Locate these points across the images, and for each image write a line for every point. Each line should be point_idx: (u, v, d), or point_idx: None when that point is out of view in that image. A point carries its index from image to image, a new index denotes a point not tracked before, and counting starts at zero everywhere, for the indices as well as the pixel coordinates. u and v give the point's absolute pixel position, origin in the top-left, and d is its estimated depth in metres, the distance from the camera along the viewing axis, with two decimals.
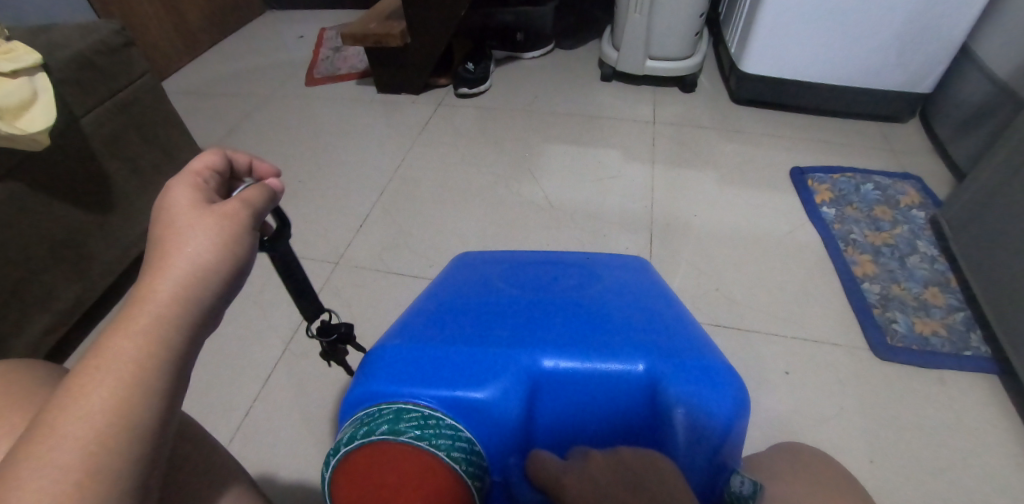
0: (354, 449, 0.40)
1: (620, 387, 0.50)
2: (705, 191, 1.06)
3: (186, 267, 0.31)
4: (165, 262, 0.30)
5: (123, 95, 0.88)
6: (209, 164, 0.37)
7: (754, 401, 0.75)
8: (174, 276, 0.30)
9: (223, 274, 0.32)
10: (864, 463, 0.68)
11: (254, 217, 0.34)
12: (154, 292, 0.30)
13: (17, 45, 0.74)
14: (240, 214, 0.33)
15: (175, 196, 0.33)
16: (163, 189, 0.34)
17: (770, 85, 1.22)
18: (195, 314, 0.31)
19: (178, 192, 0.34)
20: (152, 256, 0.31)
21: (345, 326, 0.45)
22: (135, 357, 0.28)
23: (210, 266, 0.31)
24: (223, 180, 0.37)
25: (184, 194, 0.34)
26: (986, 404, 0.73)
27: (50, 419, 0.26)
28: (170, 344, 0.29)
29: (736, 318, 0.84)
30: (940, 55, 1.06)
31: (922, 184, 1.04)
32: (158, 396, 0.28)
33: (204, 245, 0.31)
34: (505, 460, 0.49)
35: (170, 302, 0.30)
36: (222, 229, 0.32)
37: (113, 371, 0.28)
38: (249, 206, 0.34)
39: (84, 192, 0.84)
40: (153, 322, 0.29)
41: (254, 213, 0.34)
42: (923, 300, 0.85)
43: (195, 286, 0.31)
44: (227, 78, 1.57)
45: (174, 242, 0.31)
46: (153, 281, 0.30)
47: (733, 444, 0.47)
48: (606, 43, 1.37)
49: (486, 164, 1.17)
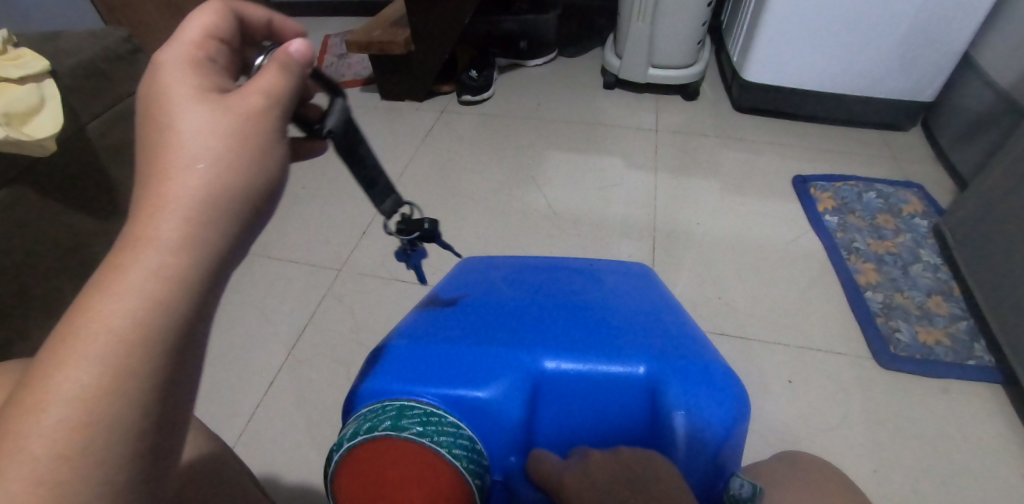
0: (357, 443, 0.40)
1: (619, 390, 0.50)
2: (708, 200, 1.06)
3: (203, 179, 0.29)
4: (181, 168, 0.29)
5: (129, 101, 0.89)
6: (210, 35, 0.34)
7: (755, 409, 0.74)
8: (209, 162, 0.30)
9: (244, 186, 0.31)
10: (867, 472, 0.68)
11: (284, 111, 0.33)
12: (170, 200, 0.29)
13: (25, 52, 0.74)
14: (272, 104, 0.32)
15: (180, 86, 0.32)
16: (182, 57, 0.33)
17: (772, 93, 1.22)
18: (234, 200, 0.30)
19: (199, 66, 0.33)
20: (162, 164, 0.30)
21: (428, 223, 0.42)
22: (153, 276, 0.27)
23: (230, 178, 0.30)
24: (229, 52, 0.35)
25: (206, 71, 0.33)
26: (989, 413, 0.73)
27: (87, 305, 0.26)
28: (210, 228, 0.29)
29: (738, 326, 0.84)
30: (941, 64, 1.06)
31: (924, 192, 1.04)
32: (178, 317, 0.27)
33: (222, 154, 0.30)
34: (506, 459, 0.50)
35: (188, 214, 0.29)
36: (241, 134, 0.31)
37: (153, 251, 0.27)
38: (270, 100, 0.32)
39: (90, 197, 0.84)
40: (171, 236, 0.28)
41: (282, 111, 0.33)
42: (926, 309, 0.85)
43: (214, 198, 0.30)
44: None
45: (189, 146, 0.30)
46: (167, 189, 0.29)
47: (732, 450, 0.47)
48: (609, 51, 1.38)
49: (488, 171, 1.17)
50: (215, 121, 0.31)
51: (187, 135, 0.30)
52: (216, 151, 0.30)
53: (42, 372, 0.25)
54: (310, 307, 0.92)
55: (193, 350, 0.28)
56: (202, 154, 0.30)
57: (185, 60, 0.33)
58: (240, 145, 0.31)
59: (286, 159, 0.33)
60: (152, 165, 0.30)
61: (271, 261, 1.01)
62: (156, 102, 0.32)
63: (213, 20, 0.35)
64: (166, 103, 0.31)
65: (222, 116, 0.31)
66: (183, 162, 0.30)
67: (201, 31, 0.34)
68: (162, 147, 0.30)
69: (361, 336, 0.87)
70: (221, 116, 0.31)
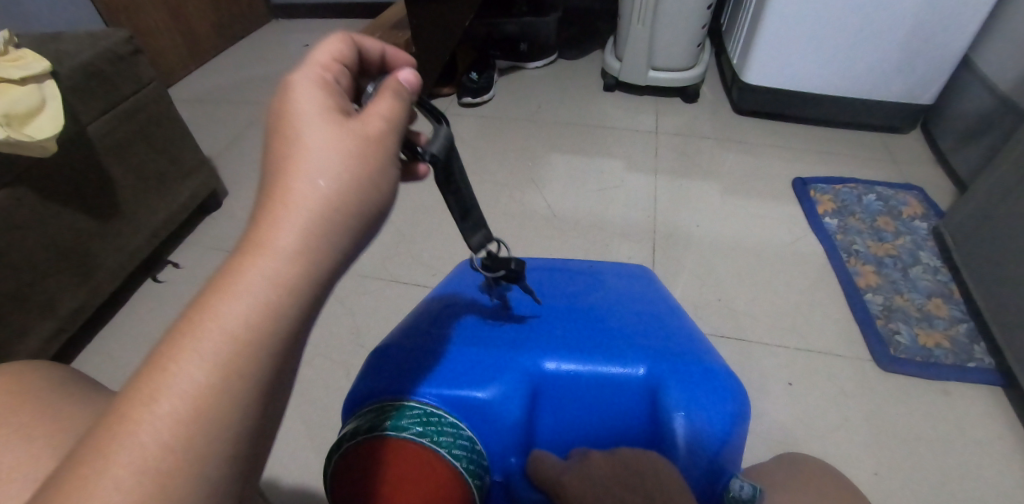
0: (357, 442, 0.41)
1: (620, 390, 0.50)
2: (708, 202, 1.07)
3: (323, 192, 0.29)
4: (302, 178, 0.29)
5: (130, 102, 0.89)
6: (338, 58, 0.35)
7: (756, 412, 0.74)
8: (327, 176, 0.29)
9: (358, 205, 0.30)
10: (867, 475, 0.68)
11: (399, 135, 0.33)
12: (289, 210, 0.28)
13: (27, 53, 0.74)
14: (391, 126, 0.32)
15: (307, 97, 0.31)
16: (302, 77, 0.33)
17: (772, 96, 1.22)
18: (346, 215, 0.29)
19: (318, 84, 0.33)
20: (285, 173, 0.29)
21: (515, 263, 0.44)
22: (267, 290, 0.26)
23: (346, 195, 0.29)
24: (347, 77, 0.36)
25: (326, 89, 0.33)
26: (990, 416, 0.72)
27: (196, 318, 0.25)
28: (324, 244, 0.28)
29: (738, 328, 0.84)
30: (940, 67, 1.06)
31: (925, 195, 1.04)
32: (282, 334, 0.26)
33: (341, 169, 0.29)
34: (506, 460, 0.50)
35: (306, 228, 0.28)
36: (362, 153, 0.30)
37: (269, 263, 0.26)
38: (389, 124, 0.32)
39: (90, 198, 0.84)
40: (288, 248, 0.27)
41: (399, 135, 0.33)
42: (926, 311, 0.85)
43: (331, 214, 0.29)
44: (233, 87, 1.59)
45: (313, 157, 0.29)
46: (287, 200, 0.28)
47: (732, 451, 0.47)
48: (609, 53, 1.39)
49: (489, 173, 1.17)
50: (335, 137, 0.30)
51: (310, 146, 0.30)
52: (338, 165, 0.29)
53: (148, 377, 0.24)
54: None
55: (289, 363, 0.27)
56: (324, 167, 0.29)
57: (313, 76, 0.33)
58: (360, 162, 0.30)
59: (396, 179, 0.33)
60: (272, 175, 0.30)
61: None
62: (276, 115, 0.32)
63: (339, 46, 0.36)
64: (290, 115, 0.31)
65: (346, 131, 0.30)
66: (305, 172, 0.29)
67: (326, 54, 0.35)
68: (285, 157, 0.30)
69: (361, 338, 0.87)
70: (344, 132, 0.30)
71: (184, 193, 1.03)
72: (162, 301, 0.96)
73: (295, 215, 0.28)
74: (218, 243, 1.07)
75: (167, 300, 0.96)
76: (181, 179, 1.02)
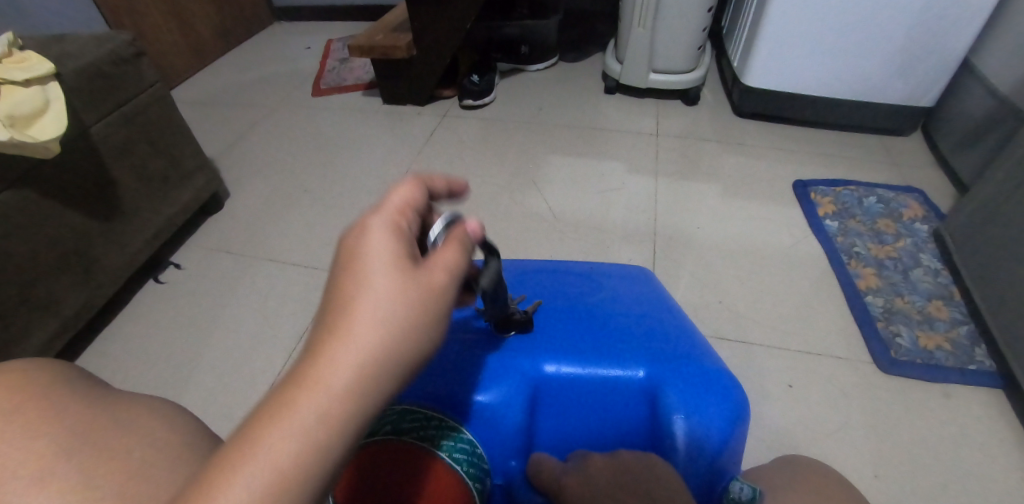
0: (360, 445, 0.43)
1: (619, 393, 0.51)
2: (708, 204, 1.07)
3: (382, 341, 0.28)
4: (364, 324, 0.28)
5: (133, 103, 0.89)
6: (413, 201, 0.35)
7: (757, 414, 0.74)
8: (378, 330, 0.28)
9: (408, 358, 0.29)
10: (868, 477, 0.68)
11: (455, 290, 0.33)
12: (345, 357, 0.27)
13: (31, 55, 0.75)
14: (450, 282, 0.32)
15: (379, 237, 0.31)
16: (373, 217, 0.33)
17: (773, 98, 1.22)
18: (390, 373, 0.28)
19: (386, 226, 0.32)
20: (346, 313, 0.29)
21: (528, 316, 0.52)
22: (311, 439, 0.25)
23: (402, 343, 0.29)
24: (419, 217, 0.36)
25: (393, 231, 0.32)
26: (990, 418, 0.72)
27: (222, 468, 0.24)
28: (363, 401, 0.27)
29: (738, 330, 0.84)
30: (942, 70, 1.06)
31: (926, 197, 1.04)
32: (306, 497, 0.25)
33: (402, 321, 0.29)
34: (506, 463, 0.50)
35: (359, 378, 0.27)
36: (419, 307, 0.30)
37: (306, 416, 0.25)
38: (451, 278, 0.33)
39: (93, 199, 0.84)
40: (337, 396, 0.26)
41: (455, 290, 0.33)
42: (927, 313, 0.85)
43: (385, 366, 0.28)
44: (235, 89, 1.59)
45: (369, 307, 0.29)
46: (345, 339, 0.28)
47: (731, 453, 0.47)
48: (610, 56, 1.39)
49: (490, 175, 1.18)
50: (394, 289, 0.30)
51: (377, 290, 0.29)
52: (400, 315, 0.29)
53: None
54: (311, 309, 0.92)
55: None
56: (387, 316, 0.29)
57: (388, 215, 0.33)
58: (421, 316, 0.30)
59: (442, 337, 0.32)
60: (330, 308, 0.29)
61: (272, 264, 1.01)
62: (340, 253, 0.31)
63: (416, 187, 0.36)
64: (359, 252, 0.31)
65: (412, 280, 0.31)
66: (368, 316, 0.28)
67: (403, 193, 0.35)
68: (348, 293, 0.29)
69: None
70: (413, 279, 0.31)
71: (186, 194, 1.03)
72: (164, 301, 0.96)
73: (351, 363, 0.27)
74: (220, 245, 1.07)
75: (169, 301, 0.96)
76: (182, 180, 1.02)
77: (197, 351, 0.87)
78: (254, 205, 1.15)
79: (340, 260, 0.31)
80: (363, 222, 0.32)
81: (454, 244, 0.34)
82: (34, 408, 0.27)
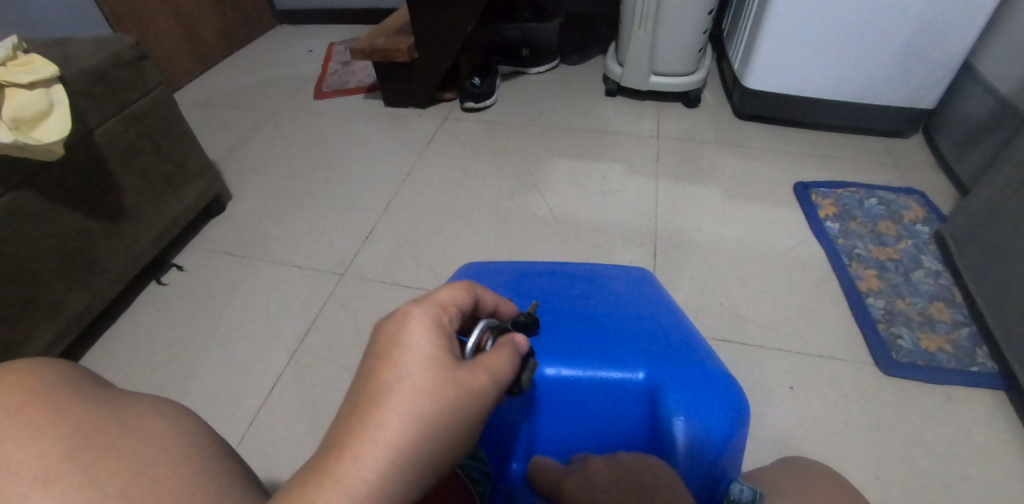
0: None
1: (619, 395, 0.51)
2: (709, 206, 1.07)
3: (408, 435, 0.27)
4: (394, 415, 0.28)
5: (136, 106, 0.90)
6: (457, 304, 0.36)
7: (759, 416, 0.74)
8: (410, 424, 0.28)
9: (431, 461, 0.28)
10: (870, 480, 0.67)
11: (490, 397, 0.33)
12: (374, 445, 0.26)
13: (35, 58, 0.75)
14: (486, 389, 0.32)
15: (421, 331, 0.32)
16: (419, 310, 0.34)
17: (774, 100, 1.22)
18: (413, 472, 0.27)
19: (430, 321, 0.33)
20: (375, 403, 0.28)
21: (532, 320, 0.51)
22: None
23: (430, 441, 0.28)
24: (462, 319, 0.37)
25: (436, 328, 0.33)
26: (992, 420, 0.72)
27: None
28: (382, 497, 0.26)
29: (739, 332, 0.84)
30: (943, 72, 1.06)
31: (927, 199, 1.04)
32: None
33: (431, 419, 0.29)
34: (508, 465, 0.53)
35: (381, 475, 0.26)
36: (453, 406, 0.30)
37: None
38: (488, 383, 0.33)
39: (95, 202, 0.85)
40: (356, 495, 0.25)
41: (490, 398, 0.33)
42: (928, 315, 0.84)
43: (408, 468, 0.27)
44: (237, 92, 1.60)
45: (404, 398, 0.29)
46: (376, 428, 0.27)
47: (732, 454, 0.47)
48: (611, 59, 1.40)
49: (491, 178, 1.18)
50: (431, 383, 0.30)
51: (412, 383, 0.29)
52: (430, 412, 0.29)
53: None
54: (313, 310, 0.92)
55: None
56: (418, 411, 0.28)
57: (431, 309, 0.34)
58: (451, 417, 0.30)
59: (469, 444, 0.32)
60: (360, 396, 0.29)
61: (274, 265, 1.02)
62: (380, 341, 0.32)
63: (460, 291, 0.37)
64: (398, 343, 0.31)
65: (448, 377, 0.31)
66: (398, 408, 0.28)
67: (448, 294, 0.36)
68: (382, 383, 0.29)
69: (363, 340, 0.87)
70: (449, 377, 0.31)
71: (188, 196, 1.03)
72: (166, 303, 0.97)
73: (376, 460, 0.26)
74: (222, 246, 1.07)
75: (171, 302, 0.97)
76: (185, 183, 1.02)
77: (199, 353, 0.88)
78: (256, 207, 1.16)
79: (377, 349, 0.32)
80: (405, 314, 0.33)
81: (492, 353, 0.35)
82: (39, 408, 0.26)
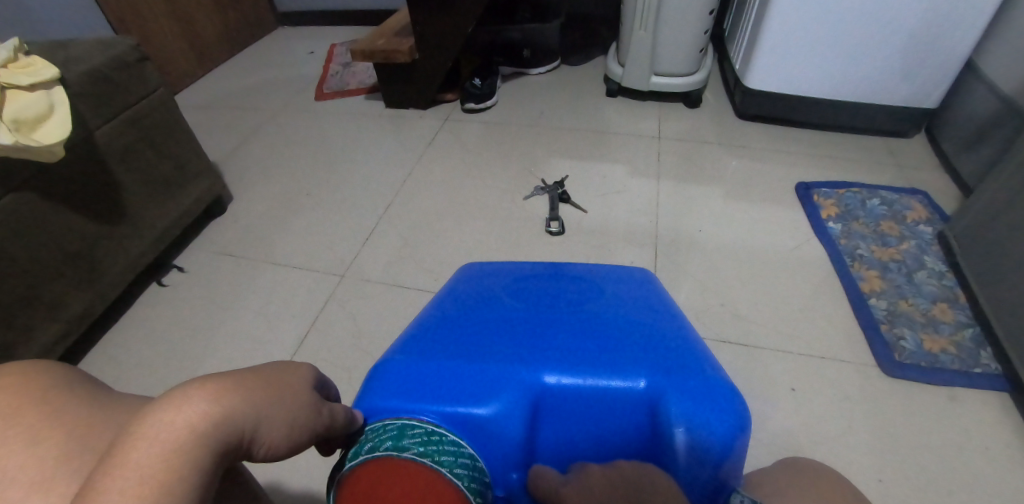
0: (357, 464, 0.39)
1: (619, 404, 0.49)
2: (710, 207, 1.06)
3: (229, 400, 0.30)
4: (229, 378, 0.31)
5: (137, 108, 0.90)
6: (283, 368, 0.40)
7: (760, 418, 0.73)
8: (242, 388, 0.31)
9: (238, 447, 0.30)
10: (873, 482, 0.67)
11: (311, 399, 0.36)
12: (211, 387, 0.30)
13: (37, 60, 0.75)
14: (307, 392, 0.36)
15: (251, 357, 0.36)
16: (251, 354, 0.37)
17: (775, 100, 1.22)
18: (244, 414, 0.31)
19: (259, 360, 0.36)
20: (188, 381, 0.30)
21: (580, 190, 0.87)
22: (134, 490, 0.25)
23: (261, 402, 0.32)
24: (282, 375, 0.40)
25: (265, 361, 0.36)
26: (995, 423, 0.71)
27: (104, 465, 0.25)
28: (220, 418, 0.29)
29: (740, 335, 0.83)
30: (945, 72, 1.06)
31: (930, 199, 1.04)
32: (195, 488, 0.26)
33: (249, 398, 0.31)
34: (506, 475, 0.48)
35: (192, 437, 0.27)
36: (277, 389, 0.34)
37: (169, 429, 0.27)
38: (308, 392, 0.36)
39: (93, 202, 0.84)
40: (165, 449, 0.26)
41: (313, 400, 0.36)
42: (931, 316, 0.84)
43: (219, 440, 0.28)
44: (239, 93, 1.61)
45: (237, 374, 0.32)
46: (211, 382, 0.30)
47: (733, 463, 0.46)
48: (612, 59, 1.39)
49: (492, 179, 1.18)
50: (255, 373, 0.34)
51: (238, 372, 0.33)
52: (254, 392, 0.32)
53: (103, 469, 0.25)
54: (313, 312, 0.92)
55: None
56: (243, 387, 0.32)
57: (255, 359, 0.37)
58: (268, 399, 0.33)
59: (298, 417, 0.34)
60: None
61: (274, 266, 1.02)
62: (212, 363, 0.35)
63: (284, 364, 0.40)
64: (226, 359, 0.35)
65: (271, 379, 0.34)
66: (205, 388, 0.30)
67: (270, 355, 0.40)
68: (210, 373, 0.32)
69: (363, 340, 0.87)
70: (269, 378, 0.34)
71: (190, 197, 1.03)
72: (166, 303, 0.97)
73: (177, 428, 0.27)
74: (223, 247, 1.07)
75: (171, 304, 0.97)
76: (187, 184, 1.02)
77: (199, 353, 0.88)
78: (257, 209, 1.16)
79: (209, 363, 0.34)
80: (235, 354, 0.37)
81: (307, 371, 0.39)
82: (36, 415, 0.29)
